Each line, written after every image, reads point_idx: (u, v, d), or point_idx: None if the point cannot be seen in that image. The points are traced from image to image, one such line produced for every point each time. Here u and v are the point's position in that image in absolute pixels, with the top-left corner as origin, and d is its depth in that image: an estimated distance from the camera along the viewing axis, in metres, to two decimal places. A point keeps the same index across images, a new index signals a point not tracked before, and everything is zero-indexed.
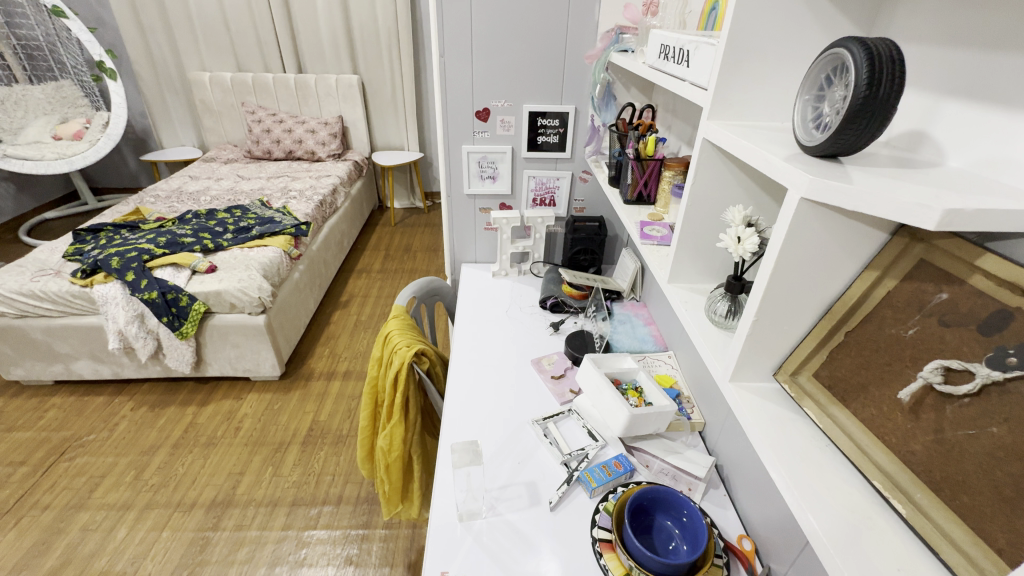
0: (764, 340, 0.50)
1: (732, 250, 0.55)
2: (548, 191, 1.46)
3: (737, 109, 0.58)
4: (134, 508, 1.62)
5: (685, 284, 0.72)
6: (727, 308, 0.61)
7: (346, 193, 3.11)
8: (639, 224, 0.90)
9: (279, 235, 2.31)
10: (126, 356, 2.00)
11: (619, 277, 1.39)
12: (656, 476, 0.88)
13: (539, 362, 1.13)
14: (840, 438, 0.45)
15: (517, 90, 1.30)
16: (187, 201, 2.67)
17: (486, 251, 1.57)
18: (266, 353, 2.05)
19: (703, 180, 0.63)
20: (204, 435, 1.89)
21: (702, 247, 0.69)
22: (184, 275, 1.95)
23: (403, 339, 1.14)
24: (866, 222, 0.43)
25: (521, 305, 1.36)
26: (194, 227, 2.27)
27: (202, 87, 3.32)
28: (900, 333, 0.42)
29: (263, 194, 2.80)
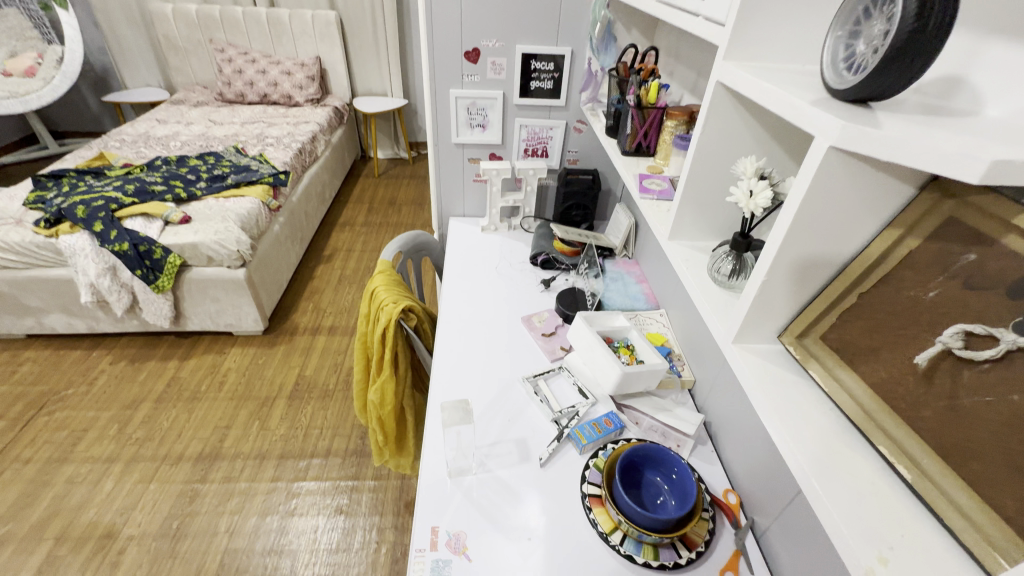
0: (772, 301, 0.48)
1: (743, 205, 0.51)
2: (540, 142, 1.39)
3: (756, 48, 0.53)
4: (120, 461, 1.61)
5: (687, 241, 0.69)
6: (732, 268, 0.59)
7: (326, 141, 2.96)
8: (638, 177, 0.86)
9: (256, 185, 2.21)
10: (100, 310, 1.94)
11: (612, 233, 1.36)
12: (646, 433, 0.89)
13: (530, 319, 1.11)
14: (847, 402, 0.43)
15: (509, 28, 1.20)
16: (155, 147, 2.51)
17: (475, 204, 1.51)
18: (248, 308, 2.00)
19: (713, 128, 0.59)
20: (187, 389, 1.87)
21: (707, 202, 0.65)
22: (156, 225, 1.86)
23: (389, 295, 1.10)
24: (895, 176, 0.39)
25: (511, 261, 1.32)
26: (164, 174, 2.15)
27: (165, 20, 3.04)
28: (918, 296, 0.39)
29: (237, 141, 2.65)
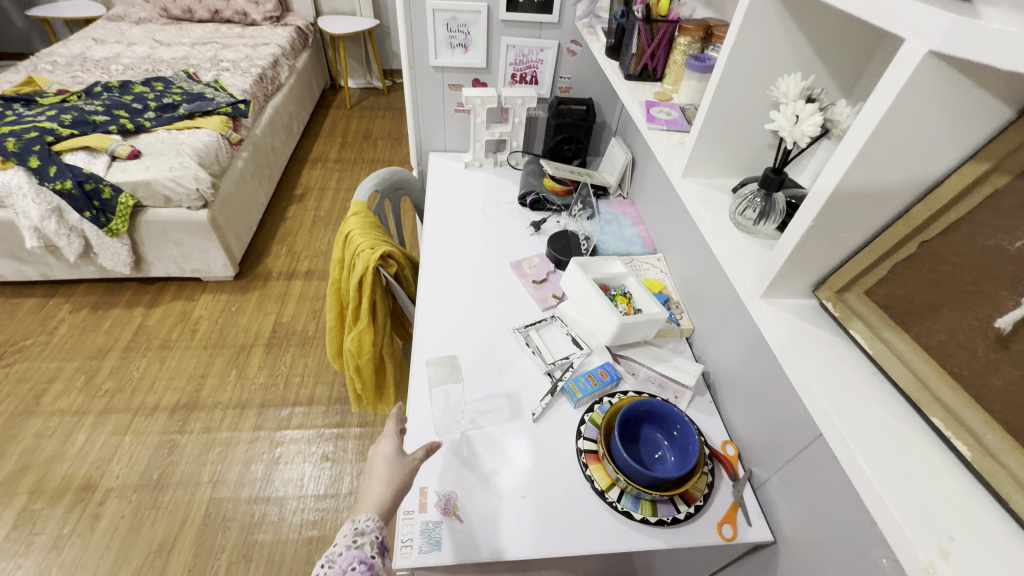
0: (812, 249, 0.41)
1: (784, 133, 0.43)
2: (529, 66, 1.24)
3: None
4: (91, 414, 1.54)
5: (702, 179, 0.60)
6: (757, 211, 0.51)
7: (290, 67, 2.68)
8: (644, 104, 0.76)
9: (213, 116, 1.99)
10: (51, 255, 1.78)
11: (607, 171, 1.26)
12: (642, 384, 0.84)
13: (519, 265, 1.04)
14: (895, 367, 0.38)
15: None
16: (94, 71, 2.23)
17: (457, 137, 1.38)
18: (215, 252, 1.87)
19: (749, 40, 0.49)
20: (157, 338, 1.78)
21: (730, 133, 0.56)
22: (101, 161, 1.67)
23: (366, 239, 1.01)
24: (994, 94, 0.31)
25: (498, 202, 1.22)
26: (105, 103, 1.92)
27: None
28: (1002, 246, 0.32)
29: (188, 64, 2.37)
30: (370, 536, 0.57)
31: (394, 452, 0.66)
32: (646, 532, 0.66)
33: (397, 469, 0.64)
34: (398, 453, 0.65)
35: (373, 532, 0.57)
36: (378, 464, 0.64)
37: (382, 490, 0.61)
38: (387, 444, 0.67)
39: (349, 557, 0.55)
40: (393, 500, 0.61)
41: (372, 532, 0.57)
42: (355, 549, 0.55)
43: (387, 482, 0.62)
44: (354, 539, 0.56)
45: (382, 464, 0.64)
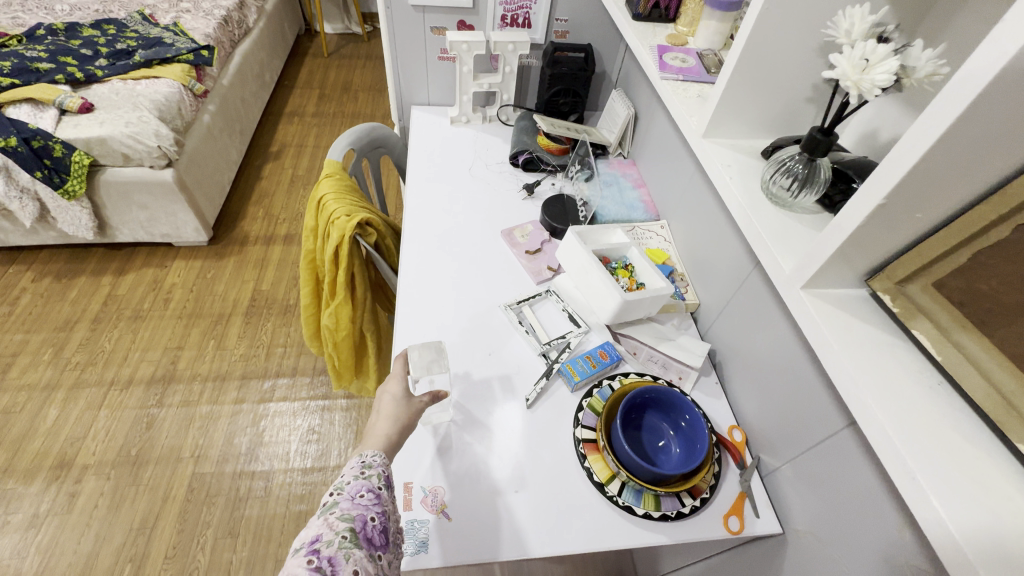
0: (876, 233, 0.34)
1: (846, 83, 0.35)
2: (521, 6, 1.10)
3: None
4: (62, 388, 1.47)
5: (726, 140, 0.52)
6: (796, 182, 0.43)
7: (259, 9, 2.45)
8: (655, 50, 0.65)
9: (173, 64, 1.81)
10: (4, 220, 1.65)
11: (606, 128, 1.15)
12: (644, 365, 0.78)
13: (511, 233, 0.95)
14: (969, 378, 0.32)
15: None
16: (37, 11, 2.01)
17: (441, 89, 1.25)
18: (185, 216, 1.74)
19: None
20: (128, 307, 1.68)
21: (765, 84, 0.47)
22: (49, 115, 1.52)
23: (341, 205, 0.91)
24: None
25: (487, 162, 1.12)
26: (50, 48, 1.72)
27: None
28: None
29: (144, 5, 2.14)
30: (378, 469, 0.53)
31: (402, 390, 0.63)
32: (649, 528, 0.62)
33: (404, 407, 0.61)
34: (407, 392, 0.63)
35: (381, 466, 0.54)
36: (386, 400, 0.62)
37: (388, 426, 0.59)
38: (395, 381, 0.64)
39: (358, 488, 0.51)
40: (397, 436, 0.59)
41: (381, 466, 0.54)
42: (363, 480, 0.52)
43: (394, 418, 0.60)
44: (362, 470, 0.53)
45: (389, 401, 0.62)
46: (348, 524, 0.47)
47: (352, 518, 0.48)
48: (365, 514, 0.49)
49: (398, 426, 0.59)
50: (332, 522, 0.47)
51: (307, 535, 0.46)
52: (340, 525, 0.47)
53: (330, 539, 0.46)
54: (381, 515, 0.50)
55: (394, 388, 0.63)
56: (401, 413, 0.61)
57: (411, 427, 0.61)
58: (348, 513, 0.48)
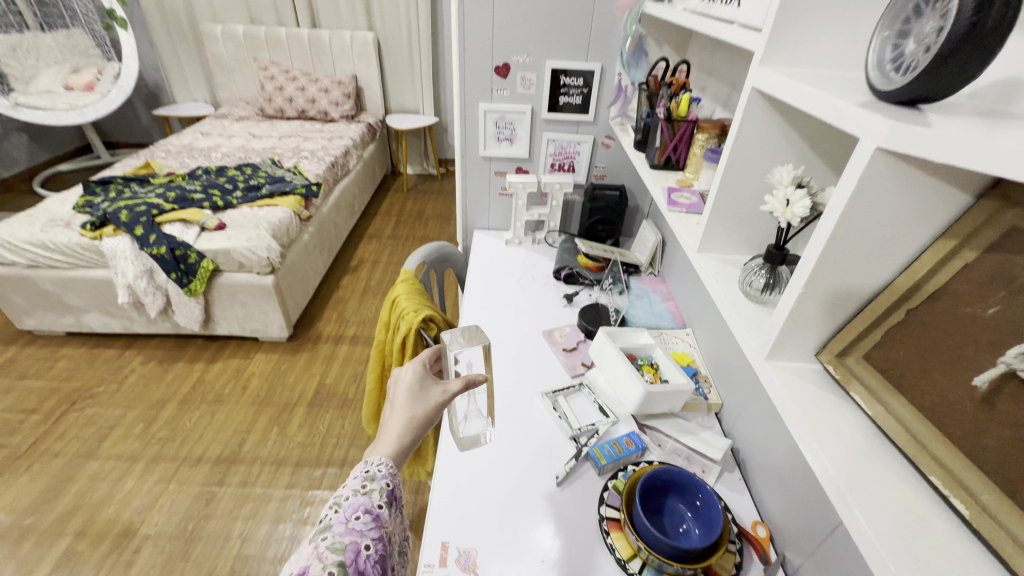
0: (810, 314, 0.45)
1: (779, 214, 0.49)
2: (567, 156, 1.39)
3: (796, 54, 0.51)
4: (142, 460, 1.64)
5: (717, 255, 0.66)
6: (765, 282, 0.56)
7: (358, 156, 3.04)
8: (666, 190, 0.84)
9: (289, 196, 2.26)
10: (135, 311, 2.00)
11: (638, 251, 1.33)
12: (669, 456, 0.84)
13: (551, 334, 1.09)
14: (892, 426, 0.40)
15: (540, 44, 1.21)
16: (197, 157, 2.62)
17: (499, 217, 1.52)
18: (274, 314, 2.03)
19: (747, 137, 0.57)
20: (211, 392, 1.90)
21: (739, 213, 0.62)
22: (192, 231, 1.92)
23: (411, 303, 1.09)
24: (951, 181, 0.36)
25: (534, 275, 1.31)
26: (203, 183, 2.23)
27: (214, 40, 3.13)
28: (978, 312, 0.36)
29: (274, 153, 2.73)
30: (379, 483, 0.58)
31: (426, 384, 0.69)
32: None
33: (426, 401, 0.67)
34: (431, 385, 0.69)
35: (380, 480, 0.58)
36: (399, 402, 0.67)
37: (400, 428, 0.64)
38: (418, 373, 0.70)
39: (357, 503, 0.55)
40: (412, 433, 0.65)
41: (382, 479, 0.58)
42: (363, 496, 0.56)
43: (412, 414, 0.65)
44: (362, 486, 0.57)
45: (408, 397, 0.67)
46: (338, 556, 0.50)
47: (343, 549, 0.51)
48: (358, 541, 0.52)
49: (415, 423, 0.65)
50: (322, 553, 0.50)
51: (297, 562, 0.49)
52: (329, 557, 0.50)
53: (318, 571, 0.48)
54: (373, 544, 0.53)
55: (417, 381, 0.69)
56: (422, 407, 0.66)
57: (429, 423, 0.66)
58: (339, 542, 0.51)
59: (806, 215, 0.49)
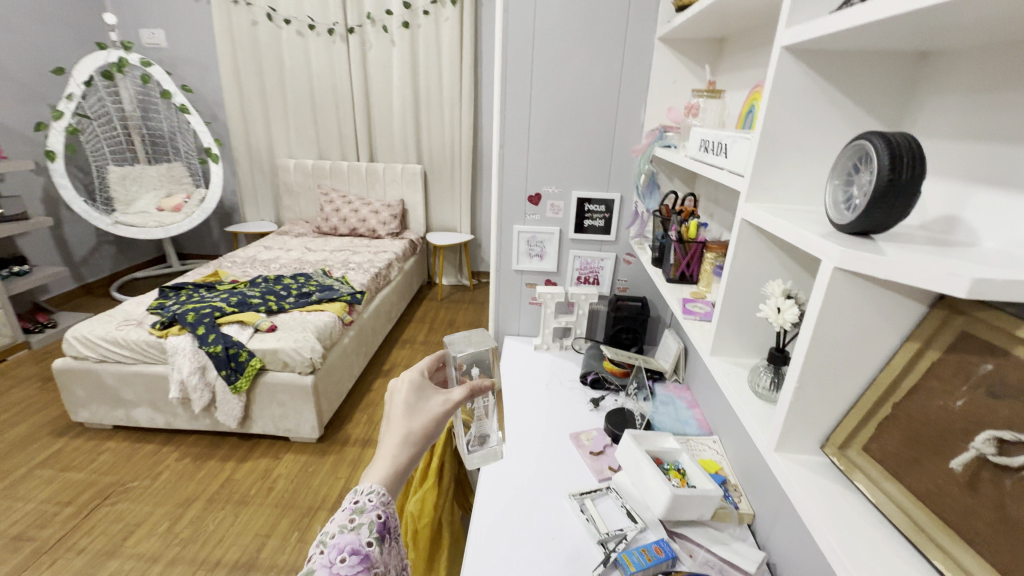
0: (809, 408, 0.50)
1: (773, 319, 0.59)
2: (592, 270, 1.52)
3: (775, 193, 0.63)
4: (160, 562, 1.61)
5: (729, 357, 0.73)
6: (771, 381, 0.62)
7: (399, 268, 3.31)
8: (681, 300, 0.94)
9: (336, 302, 2.46)
10: (181, 406, 2.11)
11: (662, 358, 1.39)
12: (700, 568, 0.82)
13: (578, 436, 1.12)
14: (894, 512, 0.43)
15: (568, 178, 1.42)
16: (258, 267, 2.93)
17: (529, 324, 1.62)
18: (308, 414, 2.10)
19: (743, 258, 0.67)
20: (237, 492, 1.90)
21: (744, 320, 0.71)
22: (247, 332, 2.10)
23: None
24: (904, 294, 0.45)
25: (562, 379, 1.37)
26: (262, 290, 2.47)
27: (287, 171, 3.66)
28: (948, 404, 0.42)
29: (326, 264, 3.02)
30: (369, 516, 0.53)
31: (428, 395, 0.66)
32: None
33: (427, 413, 0.63)
34: (433, 395, 0.67)
35: (371, 511, 0.53)
36: (396, 412, 0.63)
37: (395, 445, 0.59)
38: (417, 382, 0.67)
39: (345, 541, 0.50)
40: (411, 453, 0.60)
41: (373, 511, 0.53)
42: (350, 533, 0.51)
43: (409, 429, 0.61)
44: (350, 521, 0.52)
45: (405, 410, 0.63)
46: None
47: None
48: None
49: (412, 440, 0.60)
50: None
51: None
52: None
53: None
54: None
55: (416, 391, 0.66)
56: (422, 420, 0.63)
57: (429, 438, 0.62)
58: None
59: (796, 320, 0.58)
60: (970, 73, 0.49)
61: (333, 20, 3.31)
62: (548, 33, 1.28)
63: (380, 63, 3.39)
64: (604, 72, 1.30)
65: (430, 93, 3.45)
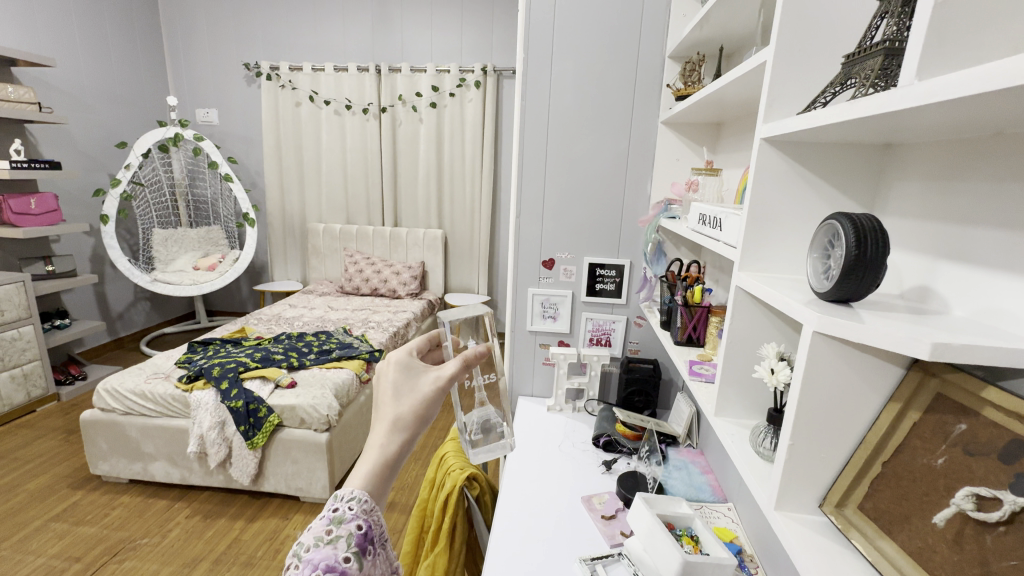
0: (805, 466, 0.53)
1: (768, 379, 0.64)
2: (604, 332, 1.57)
3: (765, 264, 0.69)
4: None
5: (732, 419, 0.76)
6: (773, 442, 0.64)
7: (417, 327, 3.38)
8: (688, 362, 0.97)
9: (354, 360, 2.52)
10: (197, 462, 2.13)
11: (675, 422, 1.39)
12: None
13: (590, 500, 1.12)
14: (890, 570, 0.45)
15: (580, 244, 1.51)
16: (282, 324, 3.03)
17: (542, 385, 1.65)
18: (320, 473, 2.09)
19: (740, 322, 0.72)
20: (244, 553, 1.87)
21: (745, 382, 0.74)
22: (268, 387, 2.15)
23: (457, 461, 1.18)
24: (881, 357, 0.49)
25: (574, 441, 1.37)
26: (285, 346, 2.56)
27: (316, 234, 3.88)
28: (931, 463, 0.45)
29: (347, 322, 3.11)
30: (347, 527, 0.54)
31: (419, 377, 0.66)
32: None
33: (419, 397, 0.64)
34: (425, 376, 0.66)
35: (348, 520, 0.54)
36: (385, 397, 0.63)
37: (384, 433, 0.60)
38: (407, 363, 0.67)
39: (320, 557, 0.51)
40: (401, 441, 0.61)
41: (353, 521, 0.54)
42: (327, 547, 0.52)
43: (398, 413, 0.62)
44: (327, 533, 0.53)
45: (395, 393, 0.63)
46: None
47: None
48: None
49: (403, 425, 0.61)
50: None
51: None
52: None
53: None
54: None
55: (407, 373, 0.66)
56: (412, 405, 0.63)
57: (421, 422, 0.63)
58: None
59: (789, 380, 0.63)
60: (926, 163, 0.56)
61: (368, 101, 3.66)
62: (561, 116, 1.42)
63: (408, 138, 3.69)
64: (612, 151, 1.42)
65: (453, 165, 3.70)
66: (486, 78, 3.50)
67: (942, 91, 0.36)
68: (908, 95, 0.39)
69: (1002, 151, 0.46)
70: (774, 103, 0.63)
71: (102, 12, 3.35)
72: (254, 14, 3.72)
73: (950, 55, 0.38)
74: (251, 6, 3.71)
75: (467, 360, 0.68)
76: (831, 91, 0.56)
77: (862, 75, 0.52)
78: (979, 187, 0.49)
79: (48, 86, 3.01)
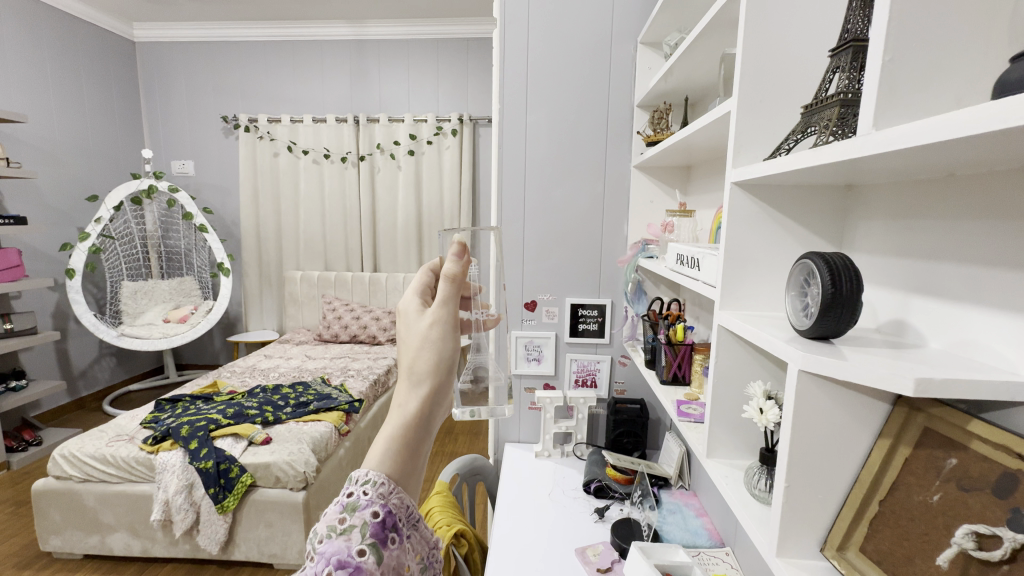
0: (801, 508, 0.52)
1: (758, 420, 0.64)
2: (590, 372, 1.55)
3: (746, 301, 0.70)
4: None
5: (724, 459, 0.75)
6: (768, 483, 0.63)
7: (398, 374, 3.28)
8: (676, 402, 0.97)
9: (333, 412, 2.42)
10: (161, 531, 1.98)
11: (666, 462, 1.36)
12: None
13: (584, 552, 1.06)
14: None
15: (561, 285, 1.52)
16: (257, 377, 2.91)
17: (529, 431, 1.61)
18: (296, 536, 1.96)
19: (726, 359, 0.72)
20: None
21: (734, 421, 0.74)
22: (241, 445, 2.03)
23: (444, 516, 1.12)
24: (866, 393, 0.50)
25: (565, 489, 1.33)
26: (260, 400, 2.44)
27: (294, 282, 3.80)
28: (927, 499, 0.44)
29: (325, 371, 3.00)
30: (361, 514, 0.51)
31: (420, 320, 0.67)
32: None
33: (425, 343, 0.65)
34: (425, 318, 0.67)
35: (365, 506, 0.52)
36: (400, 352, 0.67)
37: (403, 390, 0.63)
38: (412, 308, 0.70)
39: (332, 550, 0.49)
40: (423, 393, 0.62)
41: (367, 508, 0.52)
42: (340, 540, 0.50)
43: (413, 366, 0.64)
44: (340, 522, 0.51)
45: (407, 343, 0.66)
46: None
47: None
48: None
49: (418, 376, 0.63)
50: None
51: None
52: None
53: None
54: None
55: (411, 321, 0.68)
56: (423, 353, 0.65)
57: (437, 368, 0.64)
58: None
59: (779, 420, 0.64)
60: (888, 203, 0.59)
61: (346, 150, 3.71)
62: (538, 161, 1.46)
63: (387, 185, 3.73)
64: (588, 194, 1.47)
65: (432, 209, 3.74)
66: (462, 126, 3.62)
67: (899, 138, 0.39)
68: (866, 143, 0.42)
69: (958, 191, 0.49)
70: (741, 147, 0.67)
71: (77, 70, 3.38)
72: (233, 72, 3.81)
73: (901, 109, 0.41)
74: (231, 62, 3.80)
75: (455, 274, 0.68)
76: (794, 137, 0.60)
77: (821, 124, 0.55)
78: (936, 225, 0.52)
79: (18, 141, 2.98)
